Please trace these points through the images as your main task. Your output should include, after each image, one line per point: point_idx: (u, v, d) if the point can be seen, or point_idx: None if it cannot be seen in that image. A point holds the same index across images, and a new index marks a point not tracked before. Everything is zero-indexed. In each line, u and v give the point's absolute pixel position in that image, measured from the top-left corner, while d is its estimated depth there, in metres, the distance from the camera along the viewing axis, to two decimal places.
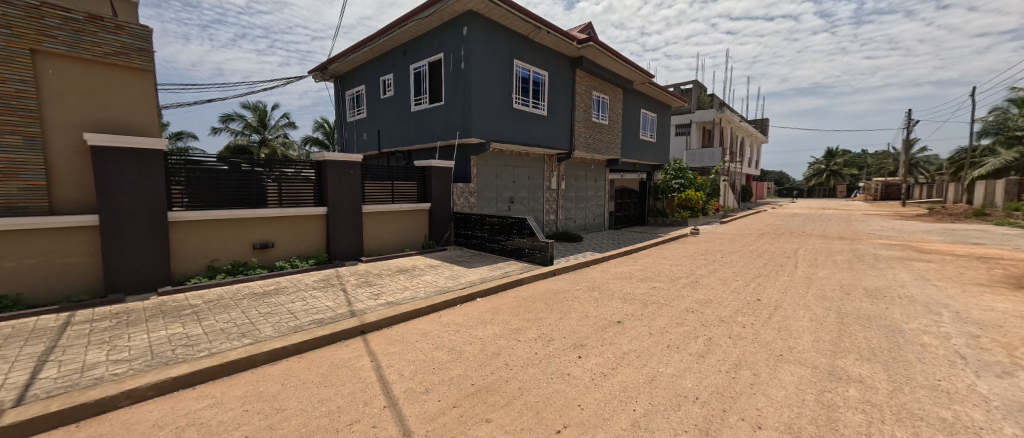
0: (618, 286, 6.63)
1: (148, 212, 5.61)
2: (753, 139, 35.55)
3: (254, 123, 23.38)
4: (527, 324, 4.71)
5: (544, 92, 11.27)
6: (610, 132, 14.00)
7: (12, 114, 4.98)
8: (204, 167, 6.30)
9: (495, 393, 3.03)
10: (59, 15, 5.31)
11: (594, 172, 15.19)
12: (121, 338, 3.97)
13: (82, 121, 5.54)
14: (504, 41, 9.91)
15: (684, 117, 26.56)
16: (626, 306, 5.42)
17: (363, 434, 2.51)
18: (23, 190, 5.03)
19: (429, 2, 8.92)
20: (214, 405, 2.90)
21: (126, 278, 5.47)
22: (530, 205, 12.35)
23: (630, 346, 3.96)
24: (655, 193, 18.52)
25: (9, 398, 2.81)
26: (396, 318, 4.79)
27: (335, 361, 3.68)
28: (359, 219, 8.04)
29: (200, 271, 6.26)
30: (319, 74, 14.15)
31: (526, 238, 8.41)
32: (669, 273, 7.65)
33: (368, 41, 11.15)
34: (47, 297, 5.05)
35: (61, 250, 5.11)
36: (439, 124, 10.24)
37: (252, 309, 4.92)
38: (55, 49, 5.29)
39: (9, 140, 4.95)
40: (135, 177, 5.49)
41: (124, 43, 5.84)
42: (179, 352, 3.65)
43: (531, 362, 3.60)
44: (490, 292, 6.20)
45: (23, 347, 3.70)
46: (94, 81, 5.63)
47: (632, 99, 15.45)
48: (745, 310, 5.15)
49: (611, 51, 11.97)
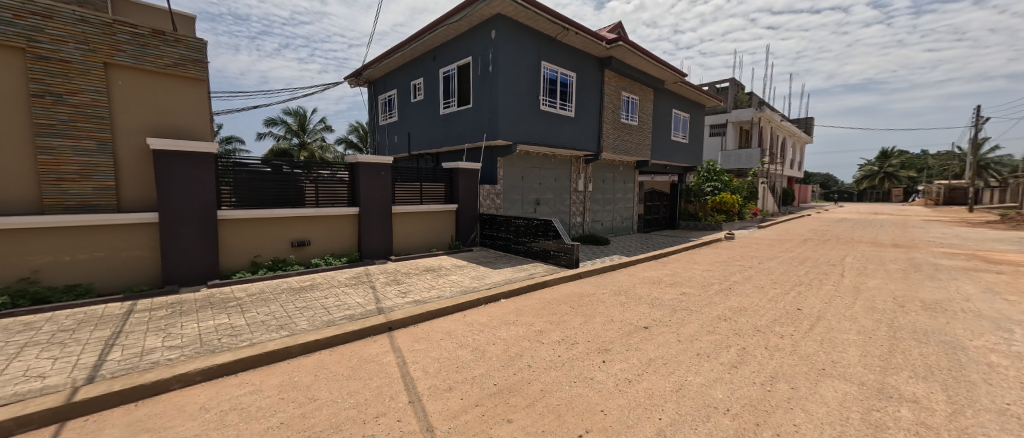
0: (646, 291, 6.47)
1: (200, 210, 6.06)
2: (795, 139, 33.64)
3: (295, 128, 24.67)
4: (551, 327, 4.70)
5: (572, 93, 11.22)
6: (639, 133, 13.71)
7: (88, 122, 5.54)
8: (250, 169, 6.74)
9: (517, 394, 3.06)
10: (128, 30, 5.84)
11: (622, 174, 14.93)
12: (175, 326, 4.32)
13: (146, 127, 6.07)
14: (532, 43, 9.94)
15: (719, 118, 25.58)
16: (654, 312, 5.27)
17: (389, 428, 2.60)
18: (96, 190, 5.57)
19: (458, 7, 9.10)
20: (254, 392, 3.10)
21: (179, 271, 5.92)
22: (556, 207, 12.29)
23: (656, 353, 3.86)
24: (687, 197, 17.99)
25: (79, 377, 3.12)
26: (422, 316, 4.92)
27: (364, 356, 3.83)
28: (388, 219, 8.31)
29: (245, 266, 6.68)
30: (354, 80, 14.78)
31: (552, 240, 8.39)
32: (701, 279, 7.39)
33: (400, 47, 11.51)
34: (113, 287, 5.55)
35: (125, 244, 5.60)
36: (466, 126, 10.41)
37: (289, 303, 5.21)
38: (124, 62, 5.83)
39: (86, 144, 5.51)
40: (189, 178, 5.95)
41: (182, 54, 6.34)
42: (225, 341, 3.93)
43: (554, 365, 3.59)
44: (514, 294, 6.23)
45: (94, 331, 4.11)
46: (157, 90, 6.17)
47: (663, 99, 15.05)
48: (783, 320, 4.90)
49: (642, 51, 11.73)
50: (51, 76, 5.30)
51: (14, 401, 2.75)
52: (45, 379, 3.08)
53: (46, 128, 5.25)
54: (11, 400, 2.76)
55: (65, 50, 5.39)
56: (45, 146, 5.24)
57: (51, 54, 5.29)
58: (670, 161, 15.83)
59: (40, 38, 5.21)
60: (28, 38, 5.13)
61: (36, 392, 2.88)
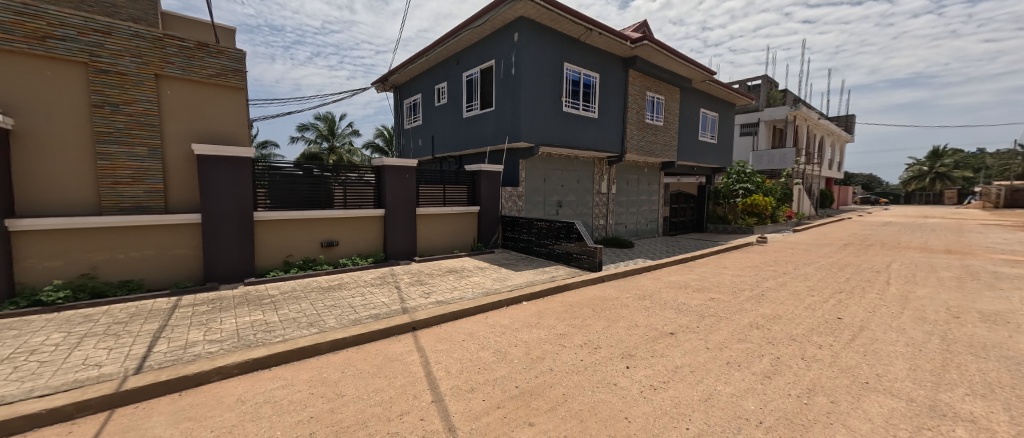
0: (672, 296, 6.30)
1: (238, 212, 6.40)
2: (834, 138, 31.94)
3: (325, 132, 25.60)
4: (573, 330, 4.67)
5: (595, 94, 11.11)
6: (665, 134, 13.42)
7: (141, 129, 5.96)
8: (283, 172, 7.06)
9: (539, 397, 3.05)
10: (176, 44, 6.24)
11: (647, 176, 14.65)
12: (215, 321, 4.58)
13: (191, 133, 6.47)
14: (555, 45, 9.93)
15: (751, 116, 24.64)
16: (681, 317, 5.14)
17: (413, 426, 2.65)
18: (146, 192, 5.98)
19: (482, 11, 9.20)
20: (287, 386, 3.24)
21: (219, 269, 6.27)
22: (578, 209, 12.19)
23: (683, 360, 3.76)
24: (715, 199, 17.44)
25: (130, 367, 3.35)
26: (445, 316, 5.00)
27: (388, 354, 3.93)
28: (412, 221, 8.49)
29: (278, 265, 7.00)
30: (381, 85, 15.20)
31: (574, 243, 8.33)
32: (730, 285, 7.13)
33: (425, 52, 11.74)
34: (161, 283, 5.94)
35: (172, 243, 5.99)
36: (489, 128, 10.50)
37: (318, 301, 5.41)
38: (173, 73, 6.24)
39: (139, 151, 5.94)
40: (229, 181, 6.30)
41: (223, 65, 6.73)
42: (260, 336, 4.13)
43: (577, 369, 3.56)
44: (536, 296, 6.23)
45: (143, 324, 4.41)
46: (201, 99, 6.56)
47: (690, 99, 14.66)
48: (822, 330, 4.66)
49: (668, 49, 11.48)
50: (109, 87, 5.74)
51: (74, 388, 2.99)
52: (101, 368, 3.33)
53: (105, 136, 5.71)
54: (72, 386, 3.01)
55: (121, 63, 5.83)
56: (103, 152, 5.69)
57: (110, 68, 5.74)
58: (697, 163, 15.40)
59: (101, 53, 5.67)
60: (89, 54, 5.59)
61: (93, 379, 3.12)
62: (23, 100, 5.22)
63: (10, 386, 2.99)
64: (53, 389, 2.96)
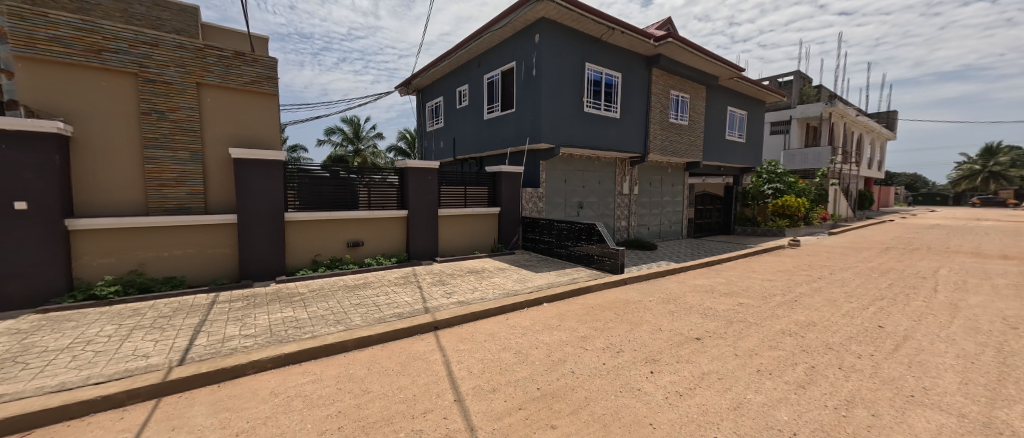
0: (698, 300, 6.13)
1: (270, 213, 6.69)
2: (874, 136, 30.20)
3: (350, 135, 26.37)
4: (595, 333, 4.63)
5: (617, 94, 10.97)
6: (690, 134, 13.09)
7: (183, 135, 6.33)
8: (311, 175, 7.30)
9: (561, 400, 3.04)
10: (216, 54, 6.59)
11: (670, 176, 14.34)
12: (250, 317, 4.80)
13: (227, 138, 6.79)
14: (576, 45, 9.88)
15: (782, 114, 23.67)
16: (708, 322, 5.00)
17: (436, 424, 2.70)
18: (188, 194, 6.35)
19: (503, 13, 9.27)
20: (316, 381, 3.36)
21: (253, 267, 6.57)
22: (599, 210, 12.08)
23: (710, 367, 3.66)
24: (743, 200, 16.87)
25: (174, 358, 3.56)
26: (466, 317, 5.05)
27: (412, 353, 4.01)
28: (434, 222, 8.63)
29: (307, 264, 7.26)
30: (404, 89, 15.54)
31: (596, 244, 8.24)
32: (761, 289, 6.87)
33: (447, 55, 11.92)
34: (200, 280, 6.28)
35: (210, 243, 6.33)
36: (510, 130, 10.54)
37: (345, 300, 5.59)
38: (212, 81, 6.58)
39: (182, 155, 6.31)
40: (263, 183, 6.60)
41: (258, 73, 7.02)
42: (291, 332, 4.30)
43: (599, 373, 3.53)
44: (557, 298, 6.20)
45: (185, 318, 4.68)
46: (237, 105, 6.88)
47: (717, 96, 14.24)
48: (861, 338, 4.42)
49: (693, 47, 11.19)
50: (157, 96, 6.14)
51: (124, 377, 3.21)
52: (148, 359, 3.56)
53: (153, 141, 6.10)
54: (122, 375, 3.22)
55: (167, 73, 6.21)
56: (151, 157, 6.09)
57: (157, 77, 6.13)
58: (724, 163, 14.94)
59: (149, 64, 6.07)
60: (139, 65, 5.99)
61: (141, 369, 3.34)
62: (80, 109, 5.64)
63: (70, 373, 3.24)
64: (106, 377, 3.18)
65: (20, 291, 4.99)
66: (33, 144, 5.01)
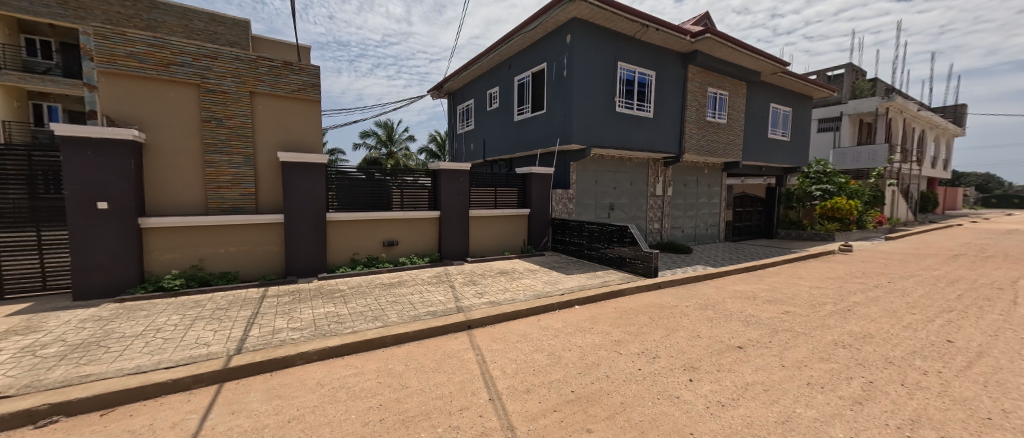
0: (739, 307, 5.86)
1: (313, 212, 7.06)
2: (939, 132, 27.67)
3: (384, 138, 27.32)
4: (629, 337, 4.54)
5: (650, 93, 10.70)
6: (729, 132, 12.54)
7: (238, 140, 6.82)
8: (349, 177, 7.62)
9: (596, 404, 3.01)
10: (267, 64, 7.04)
11: (707, 177, 13.79)
12: (296, 311, 5.10)
13: (276, 143, 7.22)
14: (609, 44, 9.72)
15: (832, 109, 22.15)
16: (750, 330, 4.78)
17: (472, 422, 2.75)
18: (242, 195, 6.83)
19: (534, 14, 9.28)
20: (357, 374, 3.52)
21: (298, 264, 6.97)
22: (631, 212, 11.85)
23: (754, 377, 3.49)
24: (787, 202, 15.92)
25: (231, 347, 3.85)
26: (498, 317, 5.11)
27: (447, 351, 4.11)
28: (465, 222, 8.78)
29: (346, 262, 7.59)
30: (436, 92, 15.91)
31: (628, 247, 8.07)
32: (808, 297, 6.46)
33: (479, 58, 12.09)
34: (252, 275, 6.74)
35: (260, 241, 6.77)
36: (540, 131, 10.54)
37: (381, 297, 5.81)
38: (264, 90, 7.03)
39: (237, 158, 6.80)
40: (306, 185, 6.97)
41: (304, 81, 7.39)
42: (333, 326, 4.52)
43: (634, 378, 3.46)
44: (589, 301, 6.13)
45: (240, 311, 5.04)
46: (286, 112, 7.31)
47: (758, 93, 13.54)
48: (926, 353, 4.06)
49: (733, 42, 10.72)
50: (215, 104, 6.64)
51: (189, 363, 3.49)
52: (209, 347, 3.86)
53: (212, 147, 6.62)
54: (187, 361, 3.51)
55: (224, 83, 6.70)
56: (210, 160, 6.60)
57: (215, 88, 6.63)
58: (766, 162, 14.18)
59: (209, 76, 6.58)
60: (201, 76, 6.50)
61: (203, 357, 3.62)
62: (151, 118, 6.22)
63: (143, 357, 3.58)
64: (174, 363, 3.48)
65: (102, 282, 5.58)
66: (113, 150, 5.57)
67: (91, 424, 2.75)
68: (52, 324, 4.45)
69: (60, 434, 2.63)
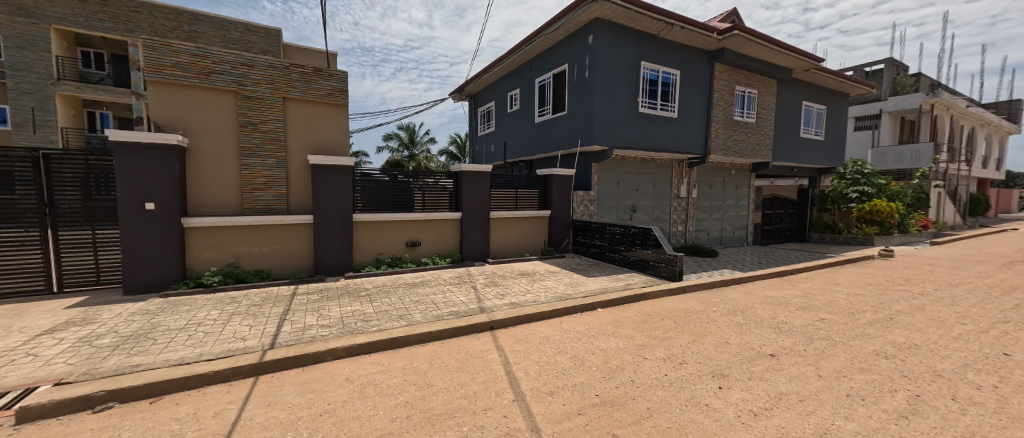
0: (770, 313, 5.65)
1: (340, 213, 7.28)
2: (991, 130, 25.80)
3: (406, 141, 27.83)
4: (654, 342, 4.45)
5: (674, 93, 10.48)
6: (757, 132, 12.11)
7: (272, 144, 7.12)
8: (373, 179, 7.80)
9: (622, 409, 2.97)
10: (299, 71, 7.32)
11: (734, 178, 13.35)
12: (325, 309, 5.27)
13: (306, 147, 7.49)
14: (632, 44, 9.58)
15: (870, 107, 21.04)
16: (783, 338, 4.59)
17: (497, 422, 2.76)
18: (274, 197, 7.12)
19: (557, 16, 9.26)
20: (384, 371, 3.60)
21: (326, 263, 7.20)
22: (653, 214, 11.62)
23: (788, 387, 3.35)
24: (821, 204, 15.17)
25: (266, 342, 4.02)
26: (521, 318, 5.11)
27: (470, 351, 4.14)
28: (486, 224, 8.83)
29: (371, 261, 7.78)
30: (458, 96, 16.15)
31: (651, 250, 7.92)
32: (845, 304, 6.15)
33: (500, 60, 12.17)
34: (283, 273, 7.01)
35: (291, 240, 7.03)
36: (562, 133, 10.49)
37: (405, 297, 5.92)
38: (296, 96, 7.31)
39: (270, 161, 7.09)
40: (334, 187, 7.20)
41: (333, 86, 7.63)
42: (360, 324, 4.64)
43: (660, 384, 3.39)
44: (611, 304, 6.05)
45: (273, 307, 5.25)
46: (316, 116, 7.57)
47: (790, 90, 13.01)
48: (980, 367, 3.79)
49: (763, 38, 10.35)
50: (251, 110, 6.95)
51: (228, 356, 3.67)
52: (246, 341, 4.05)
53: (248, 151, 6.93)
54: (226, 355, 3.69)
55: (259, 90, 7.01)
56: (246, 164, 6.91)
57: (251, 94, 6.94)
58: (798, 163, 13.60)
59: (246, 83, 6.90)
60: (238, 84, 6.83)
61: (240, 350, 3.80)
62: (193, 124, 6.57)
63: (186, 349, 3.79)
64: (214, 355, 3.67)
65: (149, 278, 5.94)
66: (159, 154, 5.93)
67: (142, 411, 2.94)
68: (106, 316, 4.77)
69: (116, 419, 2.82)
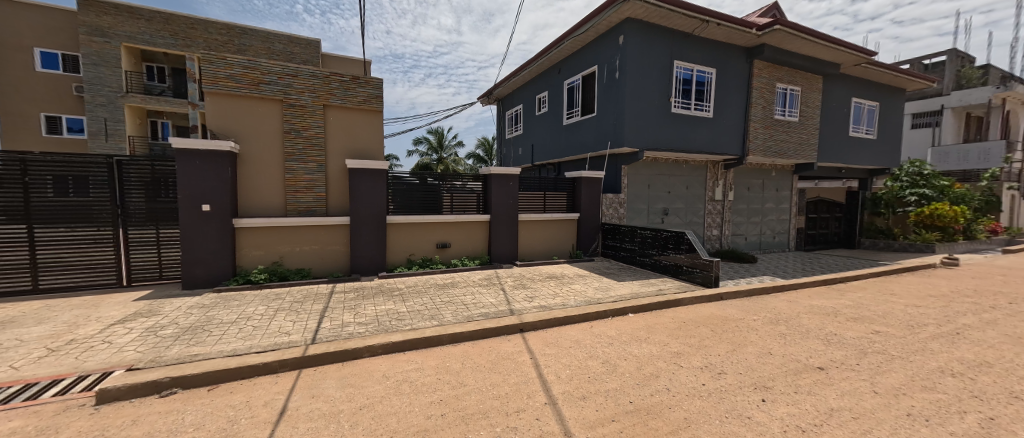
0: (817, 323, 5.31)
1: (375, 215, 7.54)
2: None
3: (435, 145, 28.45)
4: (690, 350, 4.30)
5: (710, 92, 10.11)
6: (801, 131, 11.45)
7: (313, 150, 7.49)
8: (404, 182, 8.01)
9: (657, 417, 2.90)
10: (338, 79, 7.67)
11: (775, 180, 12.69)
12: (361, 307, 5.48)
13: (344, 151, 7.82)
14: (665, 42, 9.35)
15: (930, 102, 19.43)
16: (833, 350, 4.30)
17: (530, 424, 2.76)
18: (315, 199, 7.48)
19: (586, 17, 9.19)
20: (419, 369, 3.70)
21: (361, 263, 7.48)
22: (687, 217, 11.24)
23: (840, 402, 3.14)
24: (873, 208, 14.07)
25: (308, 337, 4.23)
26: (550, 321, 5.09)
27: (501, 353, 4.17)
28: (514, 226, 8.87)
29: (403, 262, 8.01)
30: (486, 99, 16.33)
31: (684, 254, 7.66)
32: (903, 317, 5.68)
33: (529, 63, 12.20)
34: (322, 272, 7.35)
35: (329, 240, 7.36)
36: (591, 135, 10.38)
37: (436, 297, 6.05)
38: (335, 103, 7.67)
39: (311, 165, 7.46)
40: (369, 189, 7.47)
41: (369, 92, 7.93)
42: (395, 323, 4.79)
43: (698, 393, 3.28)
44: (643, 309, 5.90)
45: (314, 304, 5.52)
46: (353, 122, 7.90)
47: (838, 86, 12.22)
48: None
49: (807, 32, 9.78)
50: (295, 118, 7.35)
51: (274, 349, 3.89)
52: (290, 335, 4.28)
53: (292, 156, 7.33)
54: (273, 347, 3.92)
55: (302, 98, 7.39)
56: (290, 168, 7.31)
57: (295, 102, 7.35)
58: (847, 163, 12.73)
59: (290, 92, 7.31)
60: (284, 93, 7.25)
61: (285, 344, 4.02)
62: (242, 131, 7.03)
63: (238, 342, 4.05)
64: (262, 348, 3.90)
65: (204, 274, 6.40)
66: (213, 159, 6.38)
67: (201, 397, 3.17)
68: (168, 309, 5.18)
69: (179, 403, 3.06)
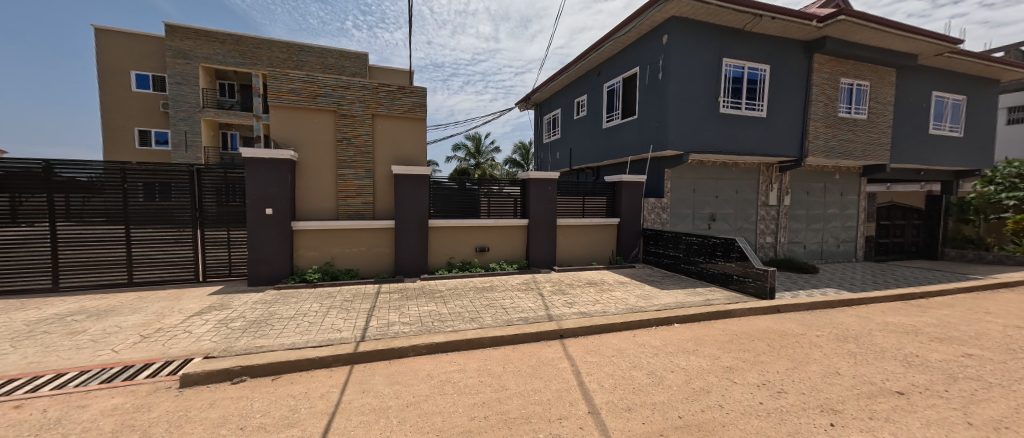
0: (893, 343, 4.78)
1: (417, 219, 7.81)
2: None
3: (473, 150, 29.00)
4: (743, 365, 4.03)
5: (763, 90, 9.51)
6: (870, 130, 10.43)
7: (363, 157, 7.91)
8: (444, 187, 8.22)
9: (709, 435, 2.74)
10: (386, 89, 8.06)
11: (839, 183, 11.65)
12: (405, 307, 5.69)
13: (390, 158, 8.19)
14: (713, 40, 8.92)
15: None
16: (914, 374, 3.85)
17: (573, 432, 2.72)
18: (363, 204, 7.89)
19: (628, 18, 9.00)
20: (461, 371, 3.76)
21: (405, 265, 7.76)
22: (736, 223, 10.60)
23: (925, 433, 2.80)
24: (960, 214, 12.37)
25: (358, 334, 4.44)
26: (591, 328, 4.99)
27: (542, 358, 4.14)
28: (553, 231, 8.82)
29: (443, 265, 8.21)
30: (524, 104, 16.42)
31: (735, 262, 7.22)
32: (1002, 339, 4.96)
33: (568, 67, 12.13)
34: (369, 272, 7.71)
35: (376, 242, 7.72)
36: (633, 138, 10.10)
37: (476, 300, 6.13)
38: (383, 112, 8.06)
39: (360, 172, 7.88)
40: (411, 194, 7.75)
41: (414, 101, 8.25)
42: (438, 324, 4.92)
43: (754, 412, 3.06)
44: (690, 319, 5.62)
45: (362, 303, 5.80)
46: (399, 130, 8.25)
47: (914, 80, 11.03)
48: None
49: (877, 22, 8.92)
50: (346, 127, 7.81)
51: (328, 344, 4.13)
52: (342, 332, 4.52)
53: (343, 163, 7.79)
54: (327, 343, 4.16)
55: (353, 108, 7.84)
56: (341, 174, 7.77)
57: (347, 113, 7.81)
58: (926, 165, 11.41)
59: (343, 103, 7.78)
60: (337, 104, 7.74)
61: (337, 340, 4.25)
62: (299, 140, 7.57)
63: (296, 336, 4.34)
64: (318, 343, 4.15)
65: (266, 272, 6.95)
66: (275, 167, 6.92)
67: (267, 386, 3.43)
68: (236, 303, 5.67)
69: (248, 391, 3.34)
